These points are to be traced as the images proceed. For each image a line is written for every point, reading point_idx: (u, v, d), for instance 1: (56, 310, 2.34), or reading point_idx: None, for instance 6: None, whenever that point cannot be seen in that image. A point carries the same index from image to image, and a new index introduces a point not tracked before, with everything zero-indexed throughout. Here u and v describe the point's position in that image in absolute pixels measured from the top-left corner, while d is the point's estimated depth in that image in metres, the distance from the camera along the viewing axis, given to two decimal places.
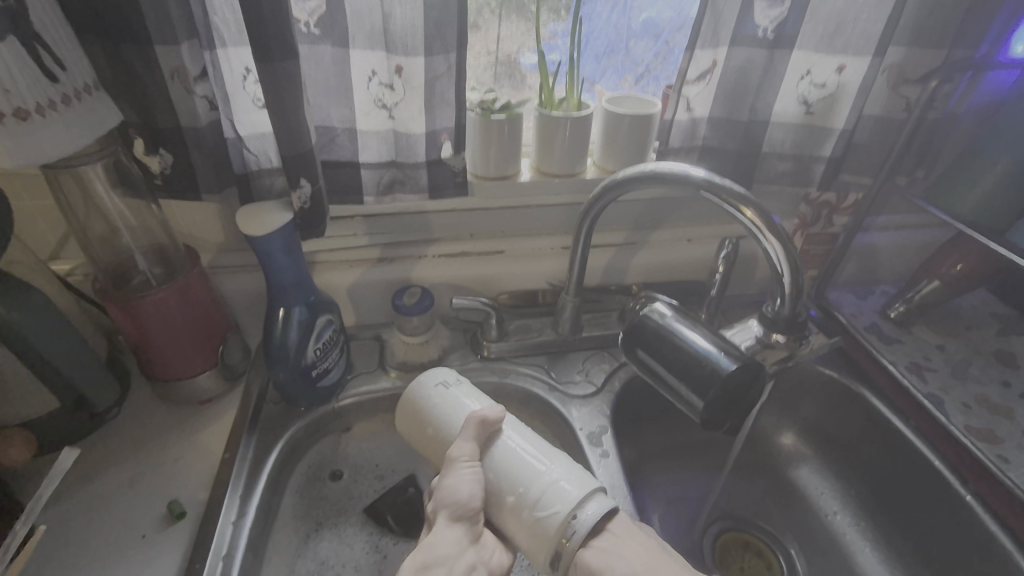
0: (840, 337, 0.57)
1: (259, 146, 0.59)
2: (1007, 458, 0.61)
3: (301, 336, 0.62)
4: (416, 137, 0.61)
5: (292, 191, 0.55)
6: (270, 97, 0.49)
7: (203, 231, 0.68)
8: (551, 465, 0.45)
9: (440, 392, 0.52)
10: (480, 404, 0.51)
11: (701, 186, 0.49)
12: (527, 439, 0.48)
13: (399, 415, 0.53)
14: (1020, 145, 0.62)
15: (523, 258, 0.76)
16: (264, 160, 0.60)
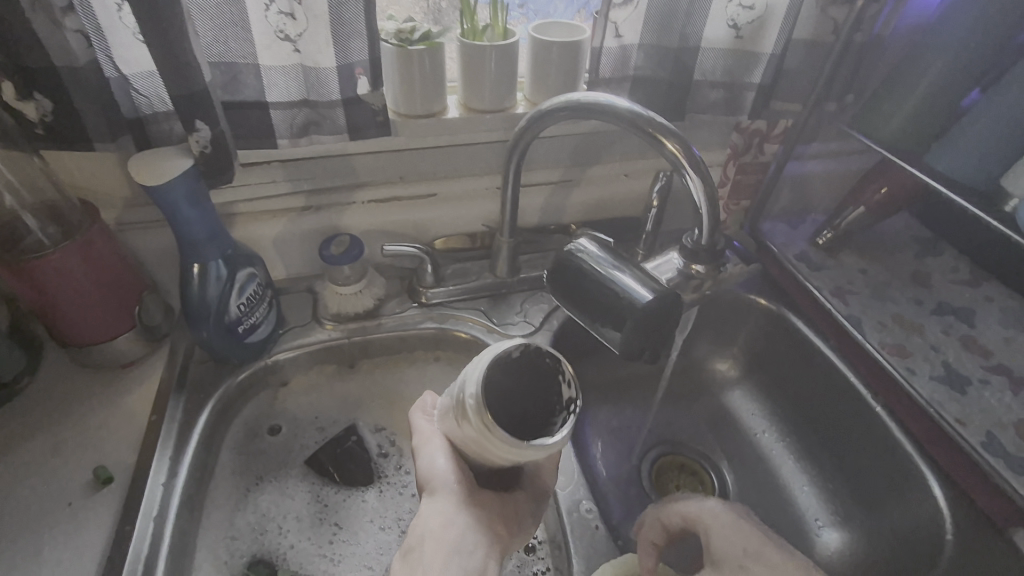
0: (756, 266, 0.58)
1: (149, 86, 0.53)
2: (914, 369, 0.66)
3: (220, 293, 0.59)
4: (326, 71, 0.56)
5: (189, 135, 0.50)
6: (146, 29, 0.44)
7: (103, 185, 0.63)
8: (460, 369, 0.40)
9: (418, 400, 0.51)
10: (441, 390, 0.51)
11: (626, 119, 0.48)
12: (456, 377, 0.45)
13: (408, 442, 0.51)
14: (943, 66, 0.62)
15: (459, 200, 0.74)
16: (157, 102, 0.54)
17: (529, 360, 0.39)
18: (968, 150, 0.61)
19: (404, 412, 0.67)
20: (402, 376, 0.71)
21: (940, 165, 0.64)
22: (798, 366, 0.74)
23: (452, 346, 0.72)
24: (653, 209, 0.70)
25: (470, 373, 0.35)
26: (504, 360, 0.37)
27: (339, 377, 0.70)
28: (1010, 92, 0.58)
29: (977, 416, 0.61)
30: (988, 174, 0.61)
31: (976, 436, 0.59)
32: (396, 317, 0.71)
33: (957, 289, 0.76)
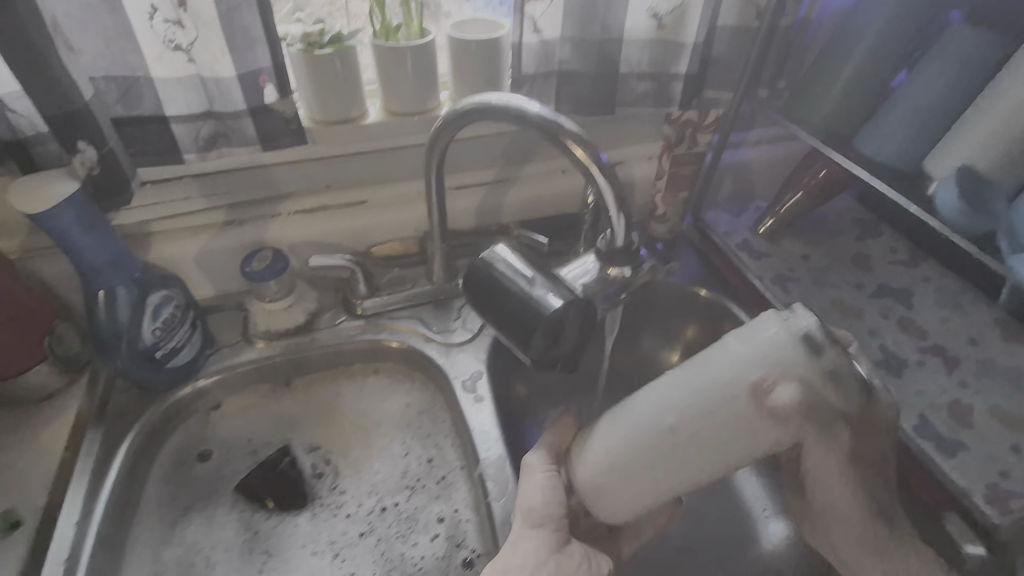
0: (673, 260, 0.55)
1: (25, 105, 0.48)
2: (851, 355, 0.66)
3: (133, 319, 0.56)
4: (226, 81, 0.53)
5: (72, 157, 0.47)
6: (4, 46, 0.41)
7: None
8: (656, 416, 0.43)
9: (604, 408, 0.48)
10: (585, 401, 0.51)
11: (535, 123, 0.46)
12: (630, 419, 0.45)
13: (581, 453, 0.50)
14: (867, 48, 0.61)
15: (390, 206, 0.71)
16: (35, 122, 0.49)
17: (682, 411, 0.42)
18: (896, 135, 0.60)
19: (341, 427, 0.65)
20: (340, 390, 0.68)
21: (868, 149, 0.62)
22: None
23: (389, 357, 0.70)
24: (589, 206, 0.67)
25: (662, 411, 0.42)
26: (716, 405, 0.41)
27: (273, 396, 0.67)
28: (933, 75, 0.56)
29: (912, 400, 0.61)
30: (913, 156, 0.60)
31: (909, 420, 0.59)
32: (330, 330, 0.69)
33: (895, 270, 0.76)
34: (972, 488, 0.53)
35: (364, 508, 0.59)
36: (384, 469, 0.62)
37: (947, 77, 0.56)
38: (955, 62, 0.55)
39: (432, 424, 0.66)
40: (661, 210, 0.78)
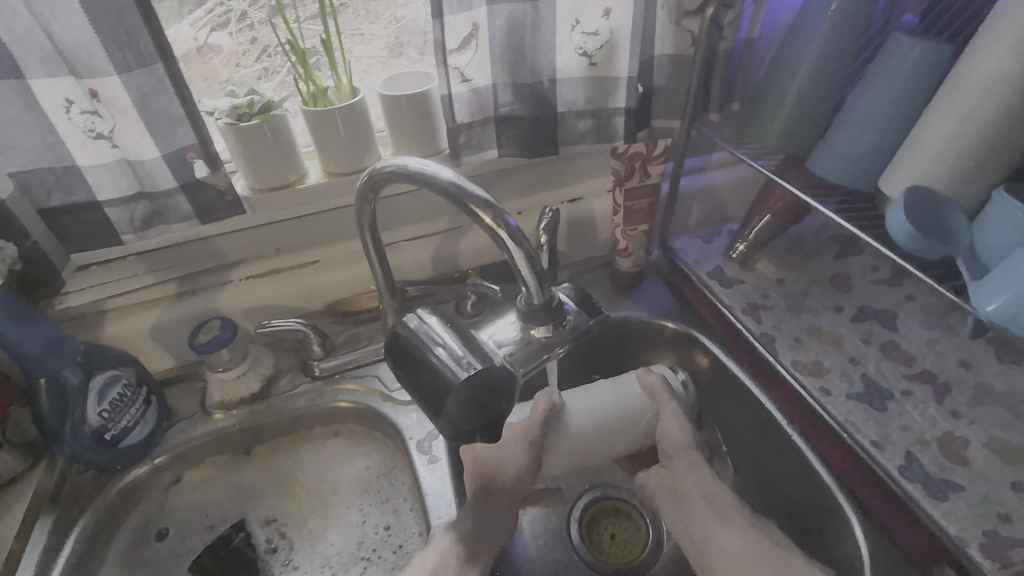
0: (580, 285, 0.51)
1: None
2: (829, 389, 0.61)
3: (77, 402, 0.56)
4: (152, 163, 0.54)
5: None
6: None
7: None
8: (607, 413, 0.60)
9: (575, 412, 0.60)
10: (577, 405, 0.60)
11: (446, 188, 0.43)
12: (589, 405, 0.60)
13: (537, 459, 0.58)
14: (818, 62, 0.57)
15: (342, 263, 0.70)
16: None
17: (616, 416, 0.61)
18: (847, 155, 0.56)
19: (299, 499, 0.64)
20: (299, 457, 0.67)
21: (824, 169, 0.58)
22: (723, 392, 0.69)
23: (347, 419, 0.68)
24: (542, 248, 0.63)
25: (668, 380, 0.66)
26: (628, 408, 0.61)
27: (233, 466, 0.66)
28: (877, 90, 0.53)
29: (897, 435, 0.56)
30: (867, 175, 0.56)
31: (894, 460, 0.54)
32: (287, 395, 0.67)
33: (877, 289, 0.71)
34: (966, 538, 0.48)
35: None
36: (340, 539, 0.60)
37: (891, 91, 0.52)
38: (899, 75, 0.51)
39: (390, 488, 0.64)
40: (621, 245, 0.75)
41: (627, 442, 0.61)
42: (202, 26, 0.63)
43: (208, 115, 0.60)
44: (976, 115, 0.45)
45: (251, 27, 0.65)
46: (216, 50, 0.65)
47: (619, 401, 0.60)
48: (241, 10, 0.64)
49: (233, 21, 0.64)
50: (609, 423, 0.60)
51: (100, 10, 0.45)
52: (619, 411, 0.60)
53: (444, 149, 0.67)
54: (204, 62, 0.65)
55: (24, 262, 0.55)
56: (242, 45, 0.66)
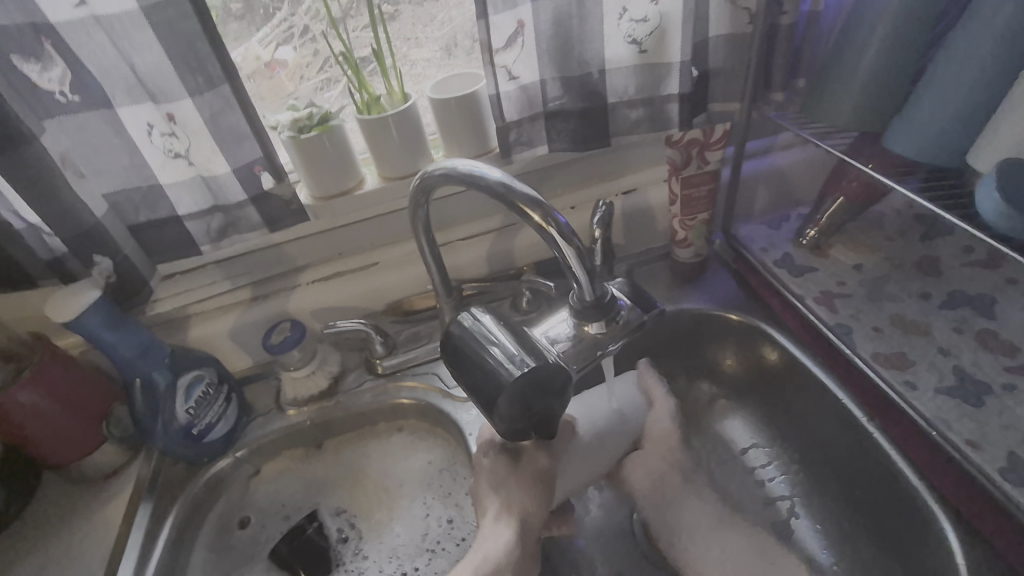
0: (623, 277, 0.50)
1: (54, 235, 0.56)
2: (915, 384, 0.56)
3: (167, 399, 0.61)
4: (223, 177, 0.58)
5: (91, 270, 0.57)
6: None
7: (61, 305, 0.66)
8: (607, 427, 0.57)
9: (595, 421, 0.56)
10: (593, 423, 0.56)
11: (493, 188, 0.43)
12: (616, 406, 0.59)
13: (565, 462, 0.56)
14: (895, 29, 0.52)
15: (401, 264, 0.72)
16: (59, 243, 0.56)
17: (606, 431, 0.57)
18: (927, 129, 0.51)
19: (367, 491, 0.67)
20: (367, 451, 0.70)
21: (901, 146, 0.53)
22: (792, 387, 0.65)
23: (410, 415, 0.70)
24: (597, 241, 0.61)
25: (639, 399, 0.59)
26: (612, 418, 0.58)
27: (307, 459, 0.70)
28: (959, 56, 0.47)
29: (997, 435, 0.51)
30: (951, 149, 0.51)
31: (994, 461, 0.50)
32: (353, 392, 0.70)
33: (971, 273, 0.65)
34: None
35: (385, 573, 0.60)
36: (405, 532, 0.63)
37: (973, 58, 0.47)
38: (987, 37, 0.45)
39: (453, 482, 0.65)
40: (680, 235, 0.72)
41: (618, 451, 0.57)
42: (270, 43, 0.67)
43: (273, 130, 0.63)
44: None
45: (313, 40, 0.68)
46: (282, 65, 0.68)
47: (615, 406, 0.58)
48: (303, 24, 0.67)
49: (296, 36, 0.68)
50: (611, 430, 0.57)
51: (173, 39, 0.49)
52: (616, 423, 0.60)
53: (495, 148, 0.68)
54: (272, 76, 0.69)
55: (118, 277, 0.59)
56: (306, 57, 0.69)
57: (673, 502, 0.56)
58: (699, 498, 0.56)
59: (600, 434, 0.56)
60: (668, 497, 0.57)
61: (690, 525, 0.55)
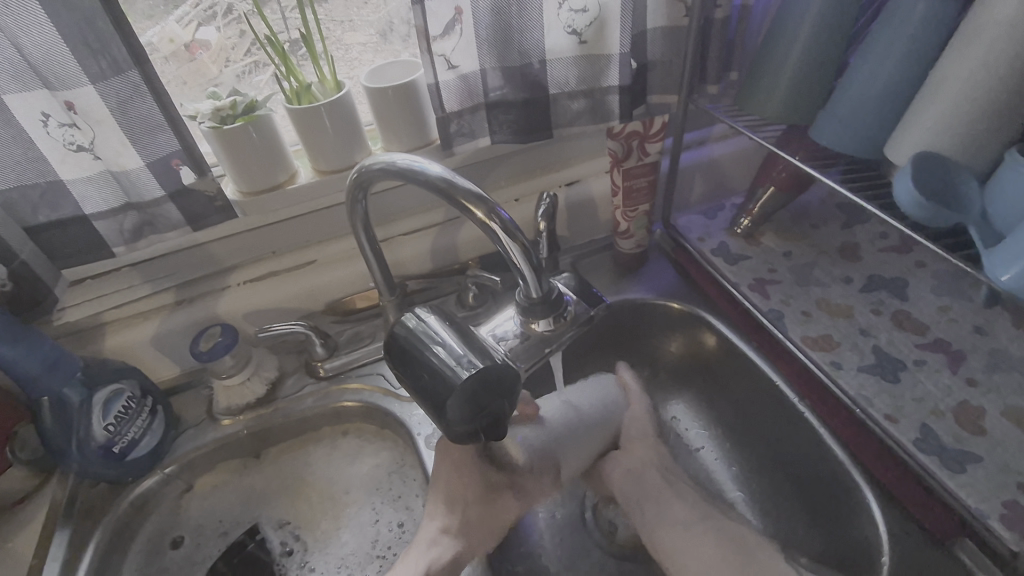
0: (569, 275, 0.50)
1: None
2: (841, 363, 0.60)
3: (81, 418, 0.55)
4: (135, 173, 0.53)
5: None
6: None
7: None
8: (584, 404, 0.60)
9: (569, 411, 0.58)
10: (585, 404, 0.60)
11: (436, 183, 0.42)
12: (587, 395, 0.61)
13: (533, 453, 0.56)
14: (823, 24, 0.53)
15: (339, 262, 0.69)
16: None
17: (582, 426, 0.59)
18: (849, 120, 0.53)
19: (311, 500, 0.64)
20: (309, 457, 0.67)
21: (826, 140, 0.56)
22: (730, 372, 0.68)
23: (354, 417, 0.68)
24: (542, 237, 0.61)
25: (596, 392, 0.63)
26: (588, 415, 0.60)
27: (245, 471, 0.66)
28: (880, 52, 0.50)
29: (911, 407, 0.55)
30: (873, 142, 0.53)
31: (909, 433, 0.53)
32: (292, 397, 0.66)
33: (886, 257, 0.70)
34: (985, 509, 0.47)
35: None
36: (353, 539, 0.61)
37: (893, 53, 0.49)
38: (903, 37, 0.48)
39: (402, 485, 0.64)
40: (622, 227, 0.73)
41: (597, 447, 0.61)
42: (189, 22, 0.61)
43: (192, 119, 0.58)
44: (982, 82, 0.43)
45: (239, 19, 0.63)
46: (205, 46, 0.63)
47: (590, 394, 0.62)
48: (227, 3, 0.62)
49: (219, 15, 0.62)
50: (595, 419, 0.60)
51: (68, 17, 0.44)
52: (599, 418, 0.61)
53: (435, 140, 0.66)
54: (193, 59, 0.64)
55: (11, 282, 0.56)
56: (231, 39, 0.64)
57: (652, 500, 0.57)
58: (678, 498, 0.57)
59: (585, 415, 0.60)
60: (648, 488, 0.58)
61: (671, 520, 0.55)
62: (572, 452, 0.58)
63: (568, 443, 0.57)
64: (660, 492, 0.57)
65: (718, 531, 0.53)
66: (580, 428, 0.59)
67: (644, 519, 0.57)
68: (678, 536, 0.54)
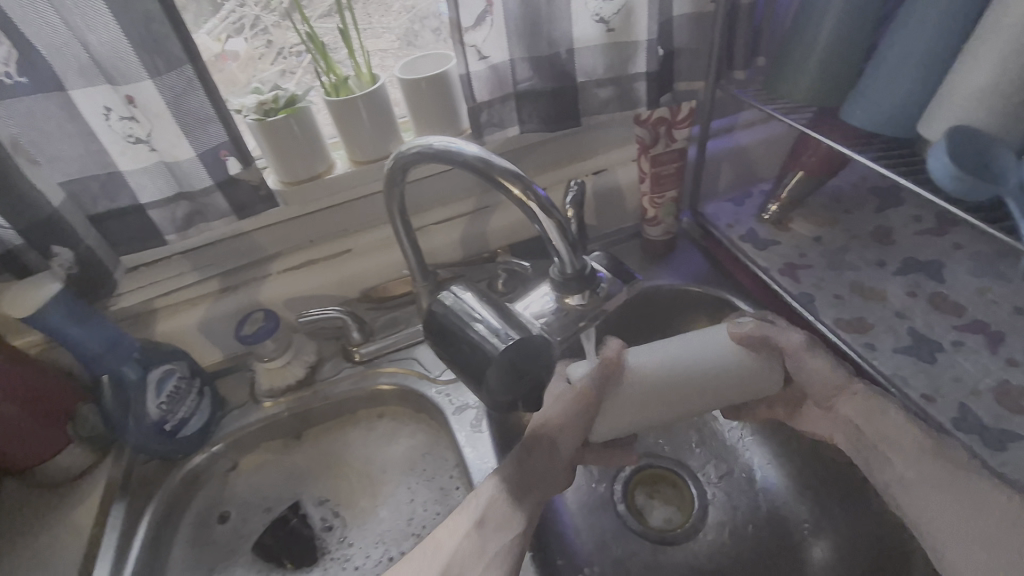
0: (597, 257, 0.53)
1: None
2: (875, 345, 0.59)
3: (139, 394, 0.59)
4: (187, 163, 0.56)
5: (50, 261, 0.54)
6: None
7: None
8: (654, 359, 0.52)
9: (709, 351, 0.52)
10: (707, 349, 0.52)
11: (471, 163, 0.43)
12: (677, 345, 0.52)
13: (641, 408, 0.51)
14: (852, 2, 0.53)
15: (375, 250, 0.71)
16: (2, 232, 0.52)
17: (685, 370, 0.51)
18: (878, 99, 0.53)
19: (349, 479, 0.67)
20: (347, 438, 0.69)
21: (856, 121, 0.56)
22: None
23: (388, 400, 0.70)
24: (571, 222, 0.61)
25: (687, 342, 0.53)
26: (699, 365, 0.51)
27: (286, 451, 0.69)
28: (913, 28, 0.49)
29: (949, 388, 0.54)
30: (903, 121, 0.53)
31: (947, 412, 0.53)
32: (331, 380, 0.69)
33: (920, 240, 0.69)
34: None
35: (371, 558, 0.60)
36: (390, 516, 0.63)
37: (924, 30, 0.49)
38: (934, 13, 0.48)
39: (436, 465, 0.66)
40: (650, 213, 0.74)
41: (722, 398, 0.52)
42: (220, 34, 0.65)
43: (237, 114, 0.61)
44: (1020, 53, 0.43)
45: (265, 31, 0.67)
46: (234, 57, 0.67)
47: (698, 348, 0.52)
48: (254, 15, 0.66)
49: (248, 27, 0.66)
50: (703, 368, 0.51)
51: (128, 17, 0.47)
52: (724, 375, 0.51)
53: (466, 129, 0.68)
54: (224, 68, 0.67)
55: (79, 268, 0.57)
56: (258, 49, 0.68)
57: (874, 449, 0.50)
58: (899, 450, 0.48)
59: (705, 370, 0.51)
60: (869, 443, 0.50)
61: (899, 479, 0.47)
62: (698, 399, 0.52)
63: (657, 397, 0.51)
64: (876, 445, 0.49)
65: (971, 499, 0.44)
66: (687, 381, 0.51)
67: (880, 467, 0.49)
68: (920, 485, 0.46)
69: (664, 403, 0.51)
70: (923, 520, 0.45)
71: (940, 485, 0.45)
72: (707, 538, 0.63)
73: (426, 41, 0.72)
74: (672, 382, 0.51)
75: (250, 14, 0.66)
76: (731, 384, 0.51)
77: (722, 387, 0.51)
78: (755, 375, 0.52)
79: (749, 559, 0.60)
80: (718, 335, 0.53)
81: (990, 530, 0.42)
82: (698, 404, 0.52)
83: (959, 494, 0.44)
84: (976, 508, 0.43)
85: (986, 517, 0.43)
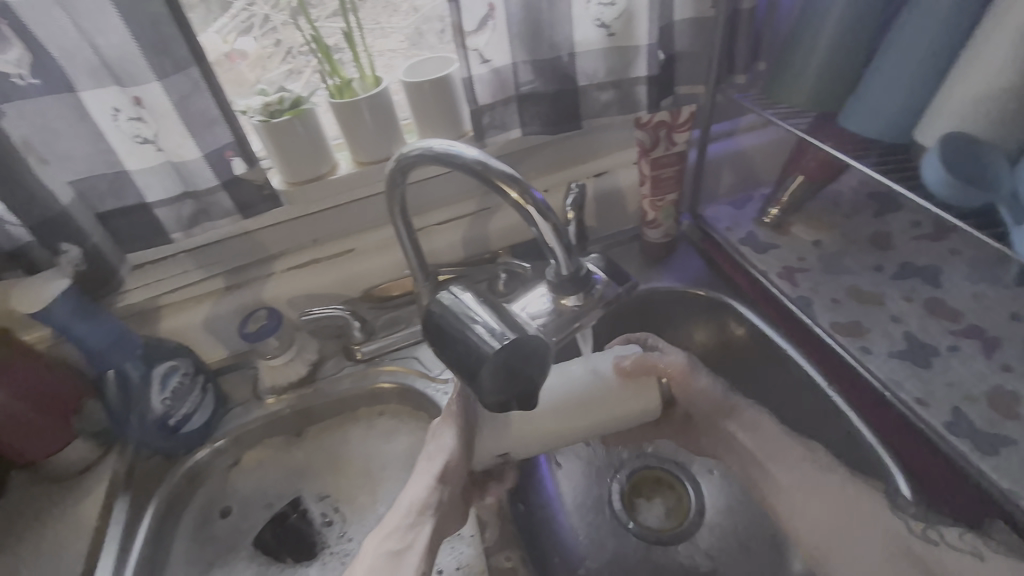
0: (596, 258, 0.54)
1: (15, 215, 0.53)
2: (870, 349, 0.60)
3: (143, 389, 0.60)
4: (193, 164, 0.57)
5: (58, 258, 0.55)
6: None
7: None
8: (551, 384, 0.50)
9: (582, 378, 0.50)
10: (590, 375, 0.50)
11: (470, 166, 0.44)
12: (562, 372, 0.51)
13: (527, 439, 0.50)
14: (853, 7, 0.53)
15: (377, 250, 0.72)
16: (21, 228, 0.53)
17: (575, 397, 0.50)
18: (879, 105, 0.54)
19: (348, 476, 0.68)
20: (347, 436, 0.70)
21: (854, 126, 0.56)
22: (759, 360, 0.68)
23: (388, 398, 0.71)
24: (570, 224, 0.62)
25: (582, 365, 0.51)
26: (586, 391, 0.50)
27: (287, 447, 0.70)
28: (911, 35, 0.50)
29: (943, 393, 0.55)
30: (900, 127, 0.54)
31: (940, 417, 0.53)
32: (332, 378, 0.70)
33: (919, 245, 0.69)
34: (1019, 491, 0.48)
35: None
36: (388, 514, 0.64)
37: (922, 37, 0.49)
38: (932, 20, 0.48)
39: None
40: (650, 216, 0.74)
41: (626, 420, 0.51)
42: (228, 32, 0.66)
43: (243, 115, 0.63)
44: (1015, 63, 0.43)
45: (274, 30, 0.68)
46: (242, 56, 0.67)
47: (583, 375, 0.50)
48: (263, 14, 0.67)
49: (257, 26, 0.68)
50: (579, 399, 0.50)
51: (137, 20, 0.48)
52: (608, 401, 0.50)
53: (468, 131, 0.69)
54: (232, 68, 0.67)
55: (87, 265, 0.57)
56: (267, 49, 0.69)
57: (755, 464, 0.54)
58: (786, 463, 0.52)
59: (586, 400, 0.49)
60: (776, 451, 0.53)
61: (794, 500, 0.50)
62: (595, 423, 0.50)
63: (556, 424, 0.49)
64: (767, 465, 0.53)
65: (838, 501, 0.48)
66: (569, 411, 0.50)
67: (778, 485, 0.51)
68: (795, 491, 0.50)
69: (581, 419, 0.50)
70: (796, 520, 0.50)
71: (814, 494, 0.49)
72: (701, 540, 0.63)
73: (429, 44, 0.72)
74: (557, 411, 0.49)
75: (259, 13, 0.67)
76: (616, 413, 0.50)
77: (621, 410, 0.50)
78: (636, 401, 0.50)
79: (743, 561, 0.61)
80: (601, 362, 0.51)
81: (858, 532, 0.46)
82: (581, 432, 0.51)
83: (828, 494, 0.49)
84: (846, 511, 0.47)
85: (851, 521, 0.47)
